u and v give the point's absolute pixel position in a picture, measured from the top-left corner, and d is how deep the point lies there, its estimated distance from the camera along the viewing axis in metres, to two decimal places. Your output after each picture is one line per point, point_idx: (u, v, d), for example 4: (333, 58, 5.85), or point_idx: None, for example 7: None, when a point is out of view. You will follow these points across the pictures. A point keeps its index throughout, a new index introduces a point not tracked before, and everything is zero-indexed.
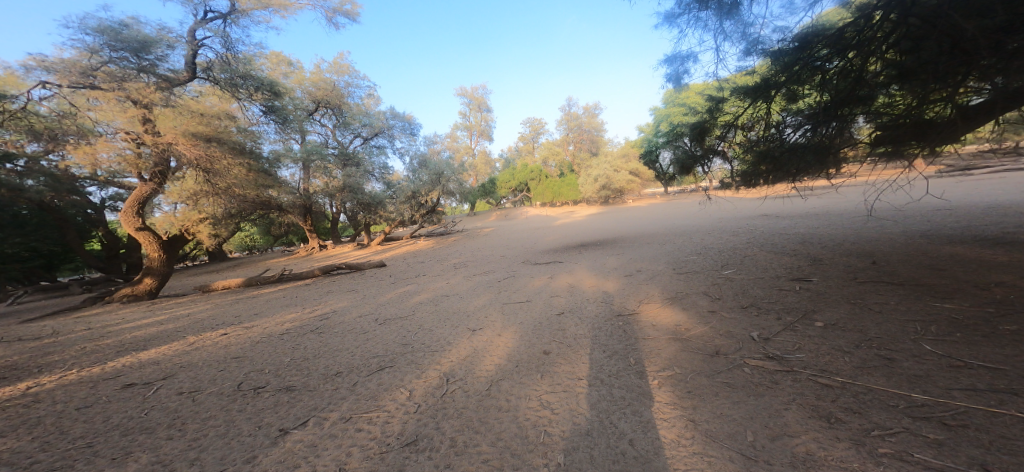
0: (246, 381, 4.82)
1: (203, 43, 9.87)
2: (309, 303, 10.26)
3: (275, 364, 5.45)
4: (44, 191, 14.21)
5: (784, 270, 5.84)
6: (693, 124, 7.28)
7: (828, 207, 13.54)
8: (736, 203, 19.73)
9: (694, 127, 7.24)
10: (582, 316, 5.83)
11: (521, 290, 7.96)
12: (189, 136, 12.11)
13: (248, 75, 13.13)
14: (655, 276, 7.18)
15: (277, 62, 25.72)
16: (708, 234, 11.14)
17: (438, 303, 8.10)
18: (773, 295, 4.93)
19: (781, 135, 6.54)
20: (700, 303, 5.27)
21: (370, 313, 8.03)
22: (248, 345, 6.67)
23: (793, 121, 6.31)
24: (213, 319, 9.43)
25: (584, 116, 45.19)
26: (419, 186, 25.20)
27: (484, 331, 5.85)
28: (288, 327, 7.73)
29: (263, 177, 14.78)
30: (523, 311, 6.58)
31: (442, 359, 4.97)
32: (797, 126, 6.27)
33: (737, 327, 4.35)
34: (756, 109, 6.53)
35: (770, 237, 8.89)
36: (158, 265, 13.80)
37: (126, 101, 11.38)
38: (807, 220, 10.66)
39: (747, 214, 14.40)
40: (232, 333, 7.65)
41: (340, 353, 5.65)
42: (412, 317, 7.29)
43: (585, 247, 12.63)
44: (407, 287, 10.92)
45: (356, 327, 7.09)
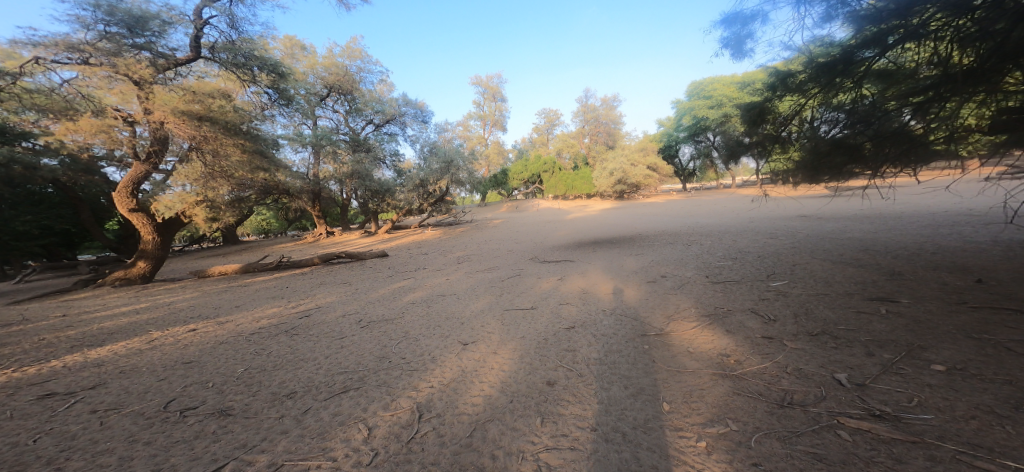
0: (181, 399, 3.93)
1: (208, 22, 9.22)
2: (296, 296, 9.39)
3: (225, 374, 4.52)
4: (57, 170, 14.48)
5: (856, 286, 4.70)
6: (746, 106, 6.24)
7: (875, 210, 12.06)
8: (767, 202, 18.19)
9: (748, 109, 6.20)
10: (597, 332, 4.79)
11: (528, 293, 6.95)
12: (180, 116, 10.81)
13: (253, 55, 12.35)
14: (685, 284, 6.05)
15: (290, 46, 24.99)
16: (740, 235, 9.92)
17: (432, 305, 7.12)
18: (851, 321, 3.85)
19: (819, 130, 5.84)
20: (751, 325, 4.21)
21: (355, 313, 7.10)
22: (209, 346, 5.77)
23: (830, 117, 5.71)
24: (192, 310, 8.65)
25: (602, 108, 43.65)
26: (428, 175, 23.69)
27: (479, 346, 4.86)
28: (262, 325, 6.82)
29: (259, 159, 13.35)
30: (526, 320, 5.56)
31: (422, 383, 4.05)
32: (835, 123, 5.67)
33: (811, 365, 3.31)
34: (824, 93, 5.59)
35: (818, 242, 7.65)
36: (152, 248, 13.19)
37: (118, 78, 10.51)
38: (857, 224, 9.34)
39: (780, 215, 13.07)
40: (201, 330, 6.78)
41: (307, 364, 4.75)
42: (400, 321, 6.32)
43: (600, 244, 11.49)
44: (403, 282, 9.96)
45: (335, 329, 6.16)
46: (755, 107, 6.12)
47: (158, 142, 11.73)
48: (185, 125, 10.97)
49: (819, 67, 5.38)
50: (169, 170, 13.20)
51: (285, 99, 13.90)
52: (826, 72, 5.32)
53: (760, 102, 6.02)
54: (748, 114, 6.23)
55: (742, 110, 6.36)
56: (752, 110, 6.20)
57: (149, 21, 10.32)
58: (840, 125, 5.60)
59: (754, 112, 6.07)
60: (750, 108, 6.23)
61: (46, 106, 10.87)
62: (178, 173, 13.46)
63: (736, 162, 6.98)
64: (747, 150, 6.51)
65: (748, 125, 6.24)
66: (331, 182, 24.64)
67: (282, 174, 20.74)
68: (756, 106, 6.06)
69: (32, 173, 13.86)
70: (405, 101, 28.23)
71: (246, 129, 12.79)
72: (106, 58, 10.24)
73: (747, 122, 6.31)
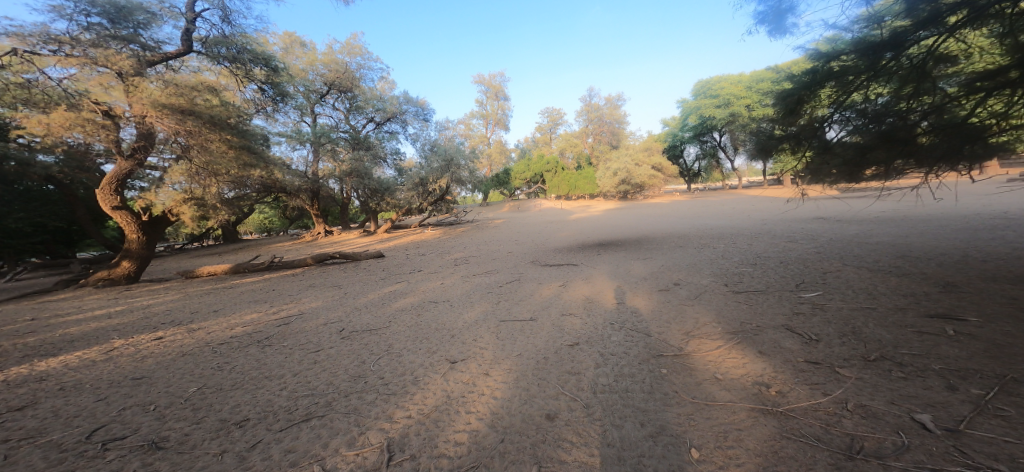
0: (110, 426, 3.39)
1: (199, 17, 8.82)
2: (281, 300, 8.81)
3: (173, 394, 3.95)
4: (52, 166, 14.63)
5: (907, 300, 4.10)
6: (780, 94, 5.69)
7: (900, 212, 11.35)
8: (780, 204, 17.48)
9: (783, 97, 5.64)
10: (605, 350, 4.20)
11: (528, 300, 6.35)
12: (160, 109, 10.08)
13: (245, 49, 11.86)
14: (703, 293, 5.43)
15: (289, 42, 24.47)
16: (756, 237, 9.29)
17: (423, 312, 6.52)
18: (913, 344, 3.29)
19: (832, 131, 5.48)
20: (790, 347, 3.63)
21: (339, 321, 6.51)
22: (169, 358, 5.19)
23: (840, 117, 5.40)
24: (170, 314, 8.10)
25: (606, 107, 42.96)
26: (428, 173, 22.98)
27: (471, 365, 4.27)
28: (237, 333, 6.24)
29: (246, 155, 12.53)
30: (524, 333, 4.97)
31: (404, 410, 3.49)
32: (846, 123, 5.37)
33: (878, 401, 2.77)
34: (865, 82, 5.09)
35: (846, 247, 7.01)
36: (138, 247, 12.60)
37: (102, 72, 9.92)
38: (883, 227, 8.70)
39: (795, 217, 12.42)
40: (169, 338, 6.21)
41: (278, 380, 4.19)
42: (386, 331, 5.71)
43: (605, 247, 10.86)
44: (397, 286, 9.37)
45: (314, 339, 5.58)
46: (791, 95, 5.59)
47: (147, 139, 11.20)
48: (167, 119, 10.31)
49: (864, 51, 4.94)
50: (169, 170, 12.64)
51: (280, 93, 13.37)
52: (875, 54, 4.87)
53: (796, 89, 5.47)
54: (783, 103, 5.70)
55: (776, 99, 5.82)
56: (787, 98, 5.67)
57: (133, 11, 9.84)
58: (863, 122, 5.21)
59: (791, 100, 5.53)
60: (785, 96, 5.70)
61: (28, 100, 10.28)
62: (172, 170, 12.66)
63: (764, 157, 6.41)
64: (779, 144, 5.96)
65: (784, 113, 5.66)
66: (331, 180, 24.15)
67: (279, 172, 20.24)
68: (793, 93, 5.52)
69: (25, 167, 14.18)
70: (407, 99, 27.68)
71: (236, 123, 12.07)
72: (88, 50, 9.67)
73: (782, 111, 5.77)
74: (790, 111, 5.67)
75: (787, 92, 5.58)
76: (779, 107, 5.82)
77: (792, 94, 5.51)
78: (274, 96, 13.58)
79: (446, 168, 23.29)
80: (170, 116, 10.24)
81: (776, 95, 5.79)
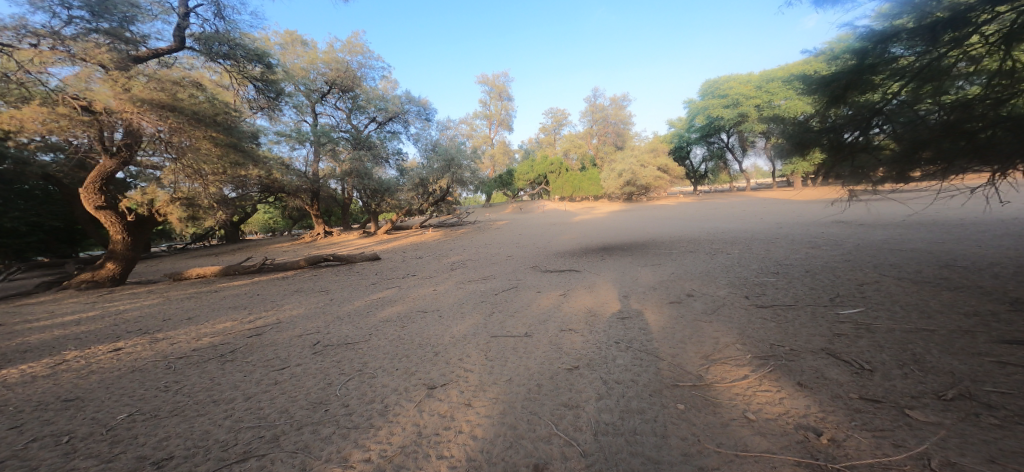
0: (6, 465, 2.85)
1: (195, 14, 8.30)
2: (262, 306, 8.23)
3: (99, 422, 3.39)
4: (48, 166, 14.57)
5: (972, 321, 3.53)
6: (826, 80, 5.49)
7: (931, 216, 10.56)
8: (814, 207, 16.05)
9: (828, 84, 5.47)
10: (611, 376, 3.61)
11: (524, 311, 5.71)
12: (137, 104, 9.36)
13: (238, 44, 11.39)
14: (721, 306, 4.82)
15: (289, 41, 23.99)
16: (773, 242, 8.65)
17: (409, 323, 5.94)
18: (998, 380, 2.75)
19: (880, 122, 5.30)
20: (837, 380, 3.05)
21: (318, 332, 5.94)
22: (115, 376, 4.59)
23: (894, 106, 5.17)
24: (140, 321, 7.52)
25: (611, 108, 42.22)
26: (428, 173, 22.40)
27: (452, 392, 3.68)
28: (204, 343, 5.67)
29: (234, 154, 11.79)
30: (517, 351, 4.38)
31: (371, 449, 2.93)
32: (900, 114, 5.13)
33: (970, 459, 2.23)
34: (922, 68, 4.88)
35: (879, 254, 6.41)
36: (122, 248, 11.93)
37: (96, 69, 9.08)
38: (915, 233, 8.04)
39: (811, 221, 11.76)
40: (128, 350, 5.63)
41: (230, 404, 3.64)
42: (364, 346, 5.10)
43: (610, 251, 10.22)
44: (387, 291, 8.80)
45: (281, 354, 4.99)
46: (837, 81, 5.44)
47: (132, 137, 10.28)
48: (148, 115, 9.60)
49: (921, 32, 4.74)
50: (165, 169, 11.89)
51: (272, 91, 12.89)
52: (934, 34, 4.67)
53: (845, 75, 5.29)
54: (827, 89, 5.54)
55: (818, 85, 5.64)
56: (830, 85, 5.52)
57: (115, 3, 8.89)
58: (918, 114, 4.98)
59: (839, 84, 5.37)
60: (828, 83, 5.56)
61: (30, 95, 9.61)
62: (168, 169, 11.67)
63: (803, 150, 6.17)
64: (819, 136, 5.76)
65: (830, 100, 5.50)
66: (331, 181, 23.70)
67: (278, 172, 19.74)
68: (841, 77, 5.38)
69: (21, 166, 14.21)
70: (409, 99, 27.12)
71: (226, 119, 11.23)
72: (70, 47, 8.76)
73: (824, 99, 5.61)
74: (835, 97, 5.51)
75: (833, 76, 5.43)
76: (820, 94, 5.66)
77: (840, 78, 5.36)
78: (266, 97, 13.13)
79: (448, 168, 22.69)
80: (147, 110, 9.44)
81: (818, 81, 5.64)
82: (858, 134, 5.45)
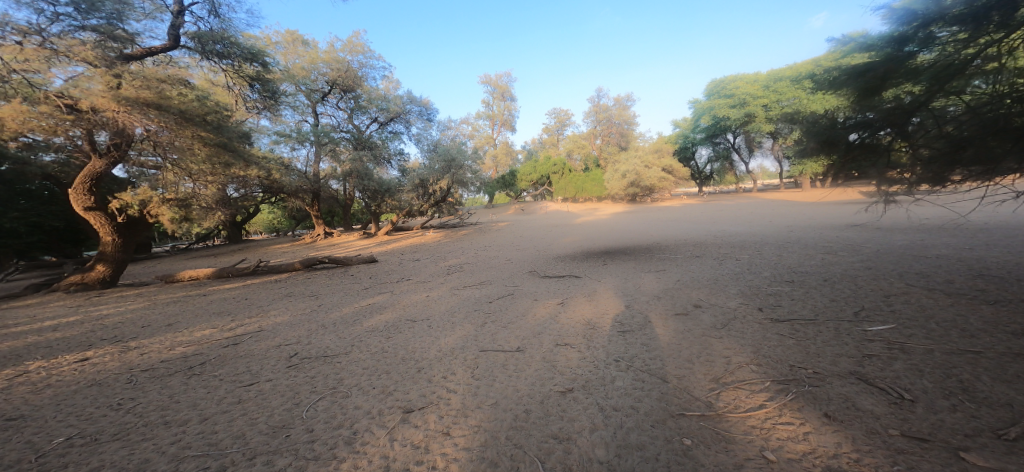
0: None
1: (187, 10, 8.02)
2: (248, 311, 7.87)
3: (32, 449, 3.04)
4: (46, 166, 14.43)
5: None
6: (859, 71, 5.20)
7: (954, 220, 10.00)
8: (825, 210, 15.57)
9: (862, 74, 5.18)
10: (610, 402, 3.21)
11: (518, 322, 5.30)
12: (122, 103, 8.56)
13: (232, 42, 11.09)
14: (733, 320, 4.39)
15: (290, 40, 23.51)
16: (785, 247, 8.20)
17: (397, 333, 5.56)
18: None
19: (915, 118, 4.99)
20: (871, 412, 2.62)
21: (299, 341, 5.56)
22: (70, 391, 4.22)
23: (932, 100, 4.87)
24: (118, 327, 7.16)
25: (615, 108, 41.61)
26: (428, 173, 21.98)
27: (430, 417, 3.29)
28: (176, 354, 5.28)
29: (222, 153, 10.84)
30: (508, 368, 3.99)
31: None
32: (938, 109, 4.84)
33: None
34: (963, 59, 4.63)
35: (903, 264, 5.96)
36: (112, 250, 11.44)
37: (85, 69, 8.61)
38: (938, 239, 7.57)
39: (824, 224, 11.24)
40: (95, 360, 5.27)
41: (183, 429, 3.27)
42: (344, 359, 4.71)
43: (613, 255, 9.79)
44: (379, 297, 8.42)
45: (254, 366, 4.61)
46: (871, 71, 5.15)
47: (121, 137, 9.66)
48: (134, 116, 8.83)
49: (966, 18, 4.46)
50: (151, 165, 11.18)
51: (268, 92, 12.64)
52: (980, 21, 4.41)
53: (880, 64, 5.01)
54: (860, 80, 5.22)
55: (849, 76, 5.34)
56: (864, 75, 5.22)
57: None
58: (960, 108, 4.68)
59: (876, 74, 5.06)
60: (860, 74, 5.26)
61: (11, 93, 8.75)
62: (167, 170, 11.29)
63: (829, 149, 5.82)
64: (849, 132, 5.43)
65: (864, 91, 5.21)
66: (332, 181, 23.40)
67: (276, 173, 19.44)
68: (877, 67, 5.08)
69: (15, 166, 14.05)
70: (411, 99, 26.73)
71: (216, 117, 10.41)
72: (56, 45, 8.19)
73: (857, 90, 5.29)
74: (869, 89, 5.21)
75: (868, 66, 5.12)
76: (851, 86, 5.36)
77: (876, 68, 5.06)
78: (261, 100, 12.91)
79: (448, 169, 22.28)
80: (127, 109, 8.65)
81: (849, 72, 5.32)
82: (892, 130, 5.15)
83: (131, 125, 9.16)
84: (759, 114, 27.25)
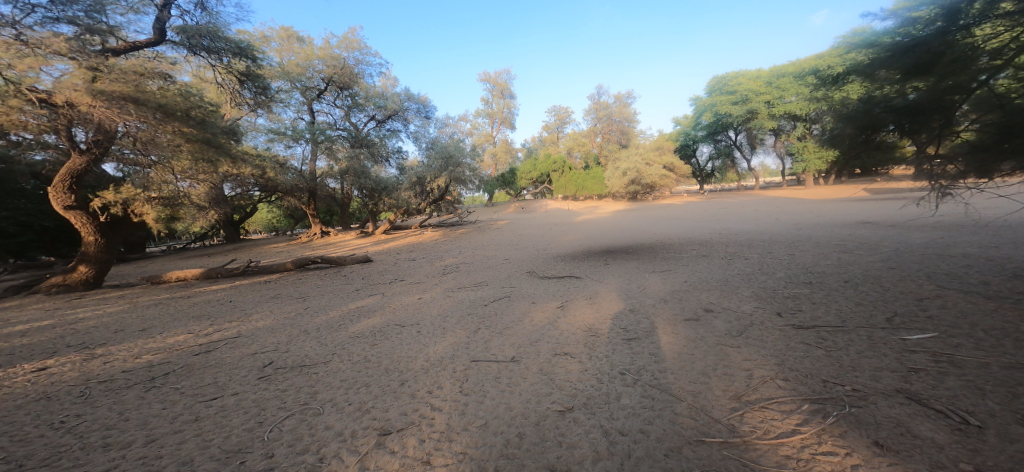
0: None
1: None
2: (230, 314, 7.43)
3: None
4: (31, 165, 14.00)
5: None
6: (907, 46, 4.81)
7: (972, 217, 9.54)
8: (833, 207, 15.11)
9: (910, 50, 4.79)
10: (617, 425, 2.79)
11: (514, 328, 4.87)
12: (98, 95, 7.97)
13: (220, 36, 10.58)
14: (750, 326, 3.96)
15: (285, 37, 23.01)
16: (796, 246, 7.78)
17: (384, 340, 5.14)
18: None
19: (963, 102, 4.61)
20: (930, 441, 2.21)
21: (277, 348, 5.13)
22: (13, 408, 3.78)
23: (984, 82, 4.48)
24: (90, 333, 6.72)
25: (615, 105, 41.08)
26: (425, 171, 21.53)
27: (411, 442, 2.88)
28: (141, 364, 4.84)
29: (209, 150, 10.35)
30: (500, 382, 3.57)
31: None
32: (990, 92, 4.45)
33: None
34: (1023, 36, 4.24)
35: (928, 263, 5.54)
36: (95, 250, 10.97)
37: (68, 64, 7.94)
38: (961, 237, 7.14)
39: (835, 221, 10.82)
40: (54, 370, 4.85)
41: (127, 462, 2.86)
42: (323, 369, 4.29)
43: (614, 254, 9.38)
44: (369, 299, 7.99)
45: (222, 378, 4.18)
46: (921, 46, 4.75)
47: (103, 134, 9.13)
48: (112, 111, 8.26)
49: None
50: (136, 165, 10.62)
51: (261, 89, 12.28)
52: None
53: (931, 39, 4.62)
54: (909, 57, 4.79)
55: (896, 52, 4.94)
56: (912, 51, 4.81)
57: None
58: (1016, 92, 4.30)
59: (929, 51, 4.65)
60: (908, 50, 4.86)
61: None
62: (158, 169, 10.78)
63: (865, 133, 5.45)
64: (890, 116, 5.06)
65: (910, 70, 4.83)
66: (328, 180, 22.93)
67: (270, 172, 19.02)
68: (928, 41, 4.68)
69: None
70: (409, 96, 26.13)
71: (201, 113, 9.87)
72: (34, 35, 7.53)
73: (903, 68, 4.88)
74: (918, 66, 4.79)
75: (918, 41, 4.73)
76: (896, 64, 4.96)
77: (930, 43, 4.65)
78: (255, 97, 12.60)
79: (445, 166, 21.80)
80: (105, 105, 8.08)
81: (895, 47, 4.91)
82: (937, 114, 4.78)
83: (111, 121, 8.59)
84: (762, 111, 26.81)
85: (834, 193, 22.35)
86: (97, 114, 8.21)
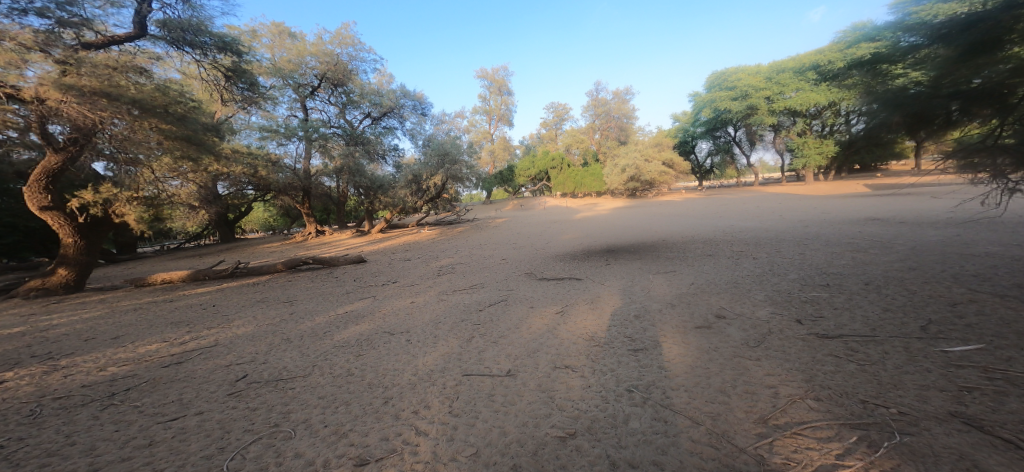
0: None
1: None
2: (211, 320, 7.01)
3: None
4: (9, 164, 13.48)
5: None
6: (968, 23, 4.47)
7: (984, 213, 9.22)
8: (839, 203, 14.75)
9: (970, 28, 4.45)
10: (628, 456, 2.43)
11: (510, 336, 4.51)
12: (64, 89, 7.45)
13: (204, 31, 10.06)
14: (770, 335, 3.60)
15: (277, 33, 22.44)
16: (806, 244, 7.44)
17: (371, 349, 4.77)
18: None
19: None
20: None
21: (254, 359, 4.73)
22: None
23: None
24: (59, 341, 6.28)
25: (614, 102, 40.65)
26: (421, 169, 21.10)
27: None
28: (103, 378, 4.41)
29: (188, 146, 9.89)
30: (495, 400, 3.21)
31: None
32: None
33: None
34: None
35: (952, 263, 5.22)
36: (75, 252, 10.50)
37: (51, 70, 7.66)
38: (978, 234, 6.82)
39: (843, 218, 10.48)
40: (9, 384, 4.44)
41: None
42: (302, 383, 3.91)
43: (615, 254, 9.02)
44: (359, 303, 7.59)
45: (188, 394, 3.80)
46: (984, 22, 4.37)
47: (81, 133, 8.50)
48: (82, 106, 7.72)
49: None
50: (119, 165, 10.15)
51: (250, 85, 11.85)
52: None
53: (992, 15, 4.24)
54: (970, 34, 4.47)
55: (956, 29, 4.59)
56: (974, 27, 4.44)
57: None
58: None
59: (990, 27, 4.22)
60: (970, 26, 4.49)
61: None
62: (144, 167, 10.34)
63: (917, 120, 5.11)
64: (944, 101, 4.74)
65: (970, 49, 4.51)
66: (323, 178, 22.44)
67: (262, 170, 18.55)
68: (990, 17, 4.30)
69: None
70: (405, 93, 25.62)
71: (180, 109, 9.39)
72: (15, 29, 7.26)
73: (964, 46, 4.54)
74: (979, 44, 4.45)
75: (979, 16, 4.36)
76: (957, 42, 4.60)
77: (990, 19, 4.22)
78: (245, 94, 12.16)
79: (442, 164, 21.38)
80: (76, 100, 7.59)
81: (957, 23, 4.56)
82: (994, 101, 4.43)
83: (85, 120, 8.05)
84: (762, 107, 26.41)
85: (837, 188, 22.06)
86: (65, 110, 7.69)
